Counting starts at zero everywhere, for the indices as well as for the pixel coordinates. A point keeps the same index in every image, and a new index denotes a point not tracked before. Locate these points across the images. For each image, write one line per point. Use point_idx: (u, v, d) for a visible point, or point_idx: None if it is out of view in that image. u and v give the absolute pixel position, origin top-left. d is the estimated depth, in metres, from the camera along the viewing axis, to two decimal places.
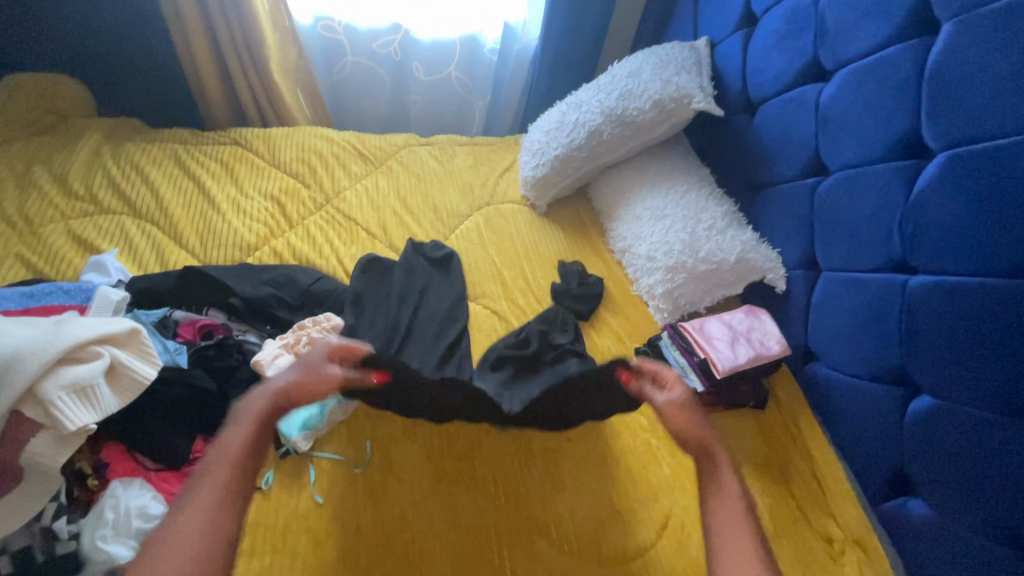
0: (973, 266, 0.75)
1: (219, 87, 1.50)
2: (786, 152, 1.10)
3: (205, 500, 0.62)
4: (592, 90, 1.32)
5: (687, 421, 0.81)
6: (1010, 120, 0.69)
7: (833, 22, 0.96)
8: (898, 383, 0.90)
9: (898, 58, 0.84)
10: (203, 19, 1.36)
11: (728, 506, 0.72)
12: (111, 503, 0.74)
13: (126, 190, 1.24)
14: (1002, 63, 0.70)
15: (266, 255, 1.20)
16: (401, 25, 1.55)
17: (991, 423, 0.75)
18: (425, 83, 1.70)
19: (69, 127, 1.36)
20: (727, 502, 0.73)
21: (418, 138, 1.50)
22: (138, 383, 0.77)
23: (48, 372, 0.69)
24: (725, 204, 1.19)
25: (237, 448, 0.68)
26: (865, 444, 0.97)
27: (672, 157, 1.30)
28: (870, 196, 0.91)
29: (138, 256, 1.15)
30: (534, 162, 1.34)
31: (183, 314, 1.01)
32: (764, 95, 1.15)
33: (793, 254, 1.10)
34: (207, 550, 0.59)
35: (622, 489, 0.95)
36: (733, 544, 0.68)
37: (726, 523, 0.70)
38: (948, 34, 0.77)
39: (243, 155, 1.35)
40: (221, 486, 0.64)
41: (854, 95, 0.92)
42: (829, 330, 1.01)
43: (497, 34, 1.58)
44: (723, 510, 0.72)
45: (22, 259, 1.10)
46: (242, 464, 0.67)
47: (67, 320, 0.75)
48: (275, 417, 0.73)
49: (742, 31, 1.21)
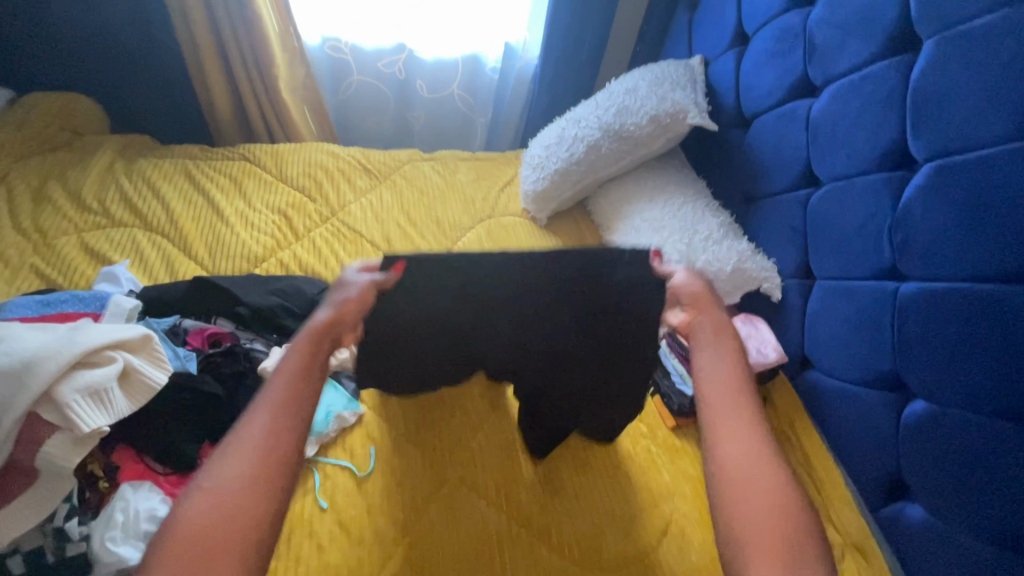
0: (959, 272, 0.77)
1: (228, 104, 1.55)
2: (779, 164, 1.13)
3: (264, 420, 0.64)
4: (591, 106, 1.36)
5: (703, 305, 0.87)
6: (990, 131, 0.72)
7: (821, 40, 1.00)
8: (892, 389, 0.91)
9: (883, 74, 0.88)
10: (215, 39, 1.41)
11: (722, 364, 0.79)
12: (121, 505, 0.76)
13: (137, 204, 1.28)
14: (981, 77, 0.73)
15: (273, 266, 1.23)
16: (406, 45, 1.60)
17: (983, 426, 0.76)
18: (428, 101, 1.75)
19: (83, 143, 1.41)
20: (726, 365, 0.79)
21: (421, 154, 1.54)
22: (149, 388, 0.80)
23: (65, 376, 0.71)
24: (721, 215, 1.22)
25: (293, 375, 0.70)
26: (862, 450, 0.98)
27: (669, 170, 1.33)
28: (860, 206, 0.94)
29: (149, 267, 1.18)
30: (534, 176, 1.38)
31: (193, 324, 1.03)
32: (757, 110, 1.18)
33: (788, 264, 1.12)
34: (263, 466, 0.61)
35: (622, 495, 0.96)
36: (731, 411, 0.73)
37: (725, 382, 0.76)
38: (931, 51, 0.80)
39: (251, 169, 1.39)
40: (279, 412, 0.65)
41: (843, 109, 0.96)
42: (825, 337, 1.03)
43: (499, 54, 1.63)
44: (726, 370, 0.78)
45: (36, 270, 1.13)
46: (296, 393, 0.68)
47: (82, 325, 0.78)
48: (323, 347, 0.75)
49: (735, 49, 1.26)
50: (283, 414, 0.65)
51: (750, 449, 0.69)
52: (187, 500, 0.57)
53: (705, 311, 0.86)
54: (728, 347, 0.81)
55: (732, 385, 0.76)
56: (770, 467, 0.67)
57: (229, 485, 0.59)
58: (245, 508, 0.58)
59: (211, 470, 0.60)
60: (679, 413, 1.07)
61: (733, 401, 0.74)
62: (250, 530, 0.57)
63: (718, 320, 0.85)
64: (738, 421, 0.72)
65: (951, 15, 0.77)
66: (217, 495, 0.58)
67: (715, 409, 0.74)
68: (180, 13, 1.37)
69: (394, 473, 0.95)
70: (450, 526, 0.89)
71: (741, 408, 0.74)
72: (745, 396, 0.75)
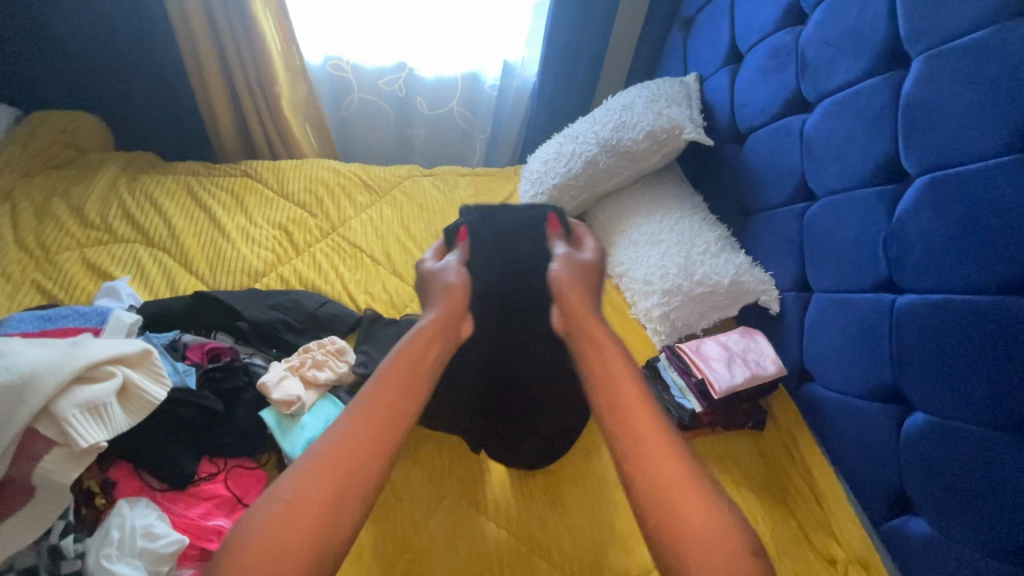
0: (955, 284, 0.78)
1: (231, 122, 1.57)
2: (774, 178, 1.15)
3: (359, 428, 0.70)
4: (588, 122, 1.38)
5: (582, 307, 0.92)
6: (982, 145, 0.73)
7: (813, 57, 1.02)
8: (892, 401, 0.91)
9: (874, 89, 0.89)
10: (219, 59, 1.44)
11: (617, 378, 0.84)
12: (117, 522, 0.76)
13: (139, 220, 1.29)
14: (970, 93, 0.75)
15: (273, 280, 1.23)
16: (406, 63, 1.63)
17: (984, 438, 0.76)
18: (428, 118, 1.77)
19: (87, 160, 1.42)
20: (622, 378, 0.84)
21: (421, 169, 1.56)
22: (147, 403, 0.80)
23: (65, 391, 0.72)
24: (718, 229, 1.23)
25: (397, 383, 0.77)
26: (864, 462, 0.98)
27: (666, 184, 1.35)
28: (855, 219, 0.95)
29: (150, 282, 1.18)
30: (532, 191, 1.40)
31: (192, 338, 1.03)
32: (751, 126, 1.20)
33: (785, 277, 1.13)
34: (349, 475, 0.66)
35: (623, 511, 0.95)
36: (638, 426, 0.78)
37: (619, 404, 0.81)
38: (920, 67, 0.82)
39: (253, 186, 1.41)
40: (372, 419, 0.72)
41: (836, 124, 0.97)
42: (823, 349, 1.03)
43: (497, 71, 1.66)
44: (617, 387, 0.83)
45: (37, 286, 1.13)
46: (393, 406, 0.74)
47: (82, 341, 0.78)
48: (428, 355, 0.83)
49: (729, 66, 1.29)
50: (370, 427, 0.71)
51: (668, 463, 0.74)
52: (266, 508, 0.62)
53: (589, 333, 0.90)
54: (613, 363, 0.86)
55: (626, 396, 0.81)
56: (682, 470, 0.73)
57: (310, 495, 0.63)
58: (322, 519, 0.62)
59: (301, 476, 0.65)
60: (681, 427, 1.08)
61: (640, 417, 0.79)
62: (321, 540, 0.61)
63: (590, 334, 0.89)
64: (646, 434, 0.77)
65: (939, 33, 0.79)
66: (296, 507, 0.62)
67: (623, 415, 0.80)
68: (185, 34, 1.40)
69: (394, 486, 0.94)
70: (450, 531, 0.90)
71: (645, 419, 0.79)
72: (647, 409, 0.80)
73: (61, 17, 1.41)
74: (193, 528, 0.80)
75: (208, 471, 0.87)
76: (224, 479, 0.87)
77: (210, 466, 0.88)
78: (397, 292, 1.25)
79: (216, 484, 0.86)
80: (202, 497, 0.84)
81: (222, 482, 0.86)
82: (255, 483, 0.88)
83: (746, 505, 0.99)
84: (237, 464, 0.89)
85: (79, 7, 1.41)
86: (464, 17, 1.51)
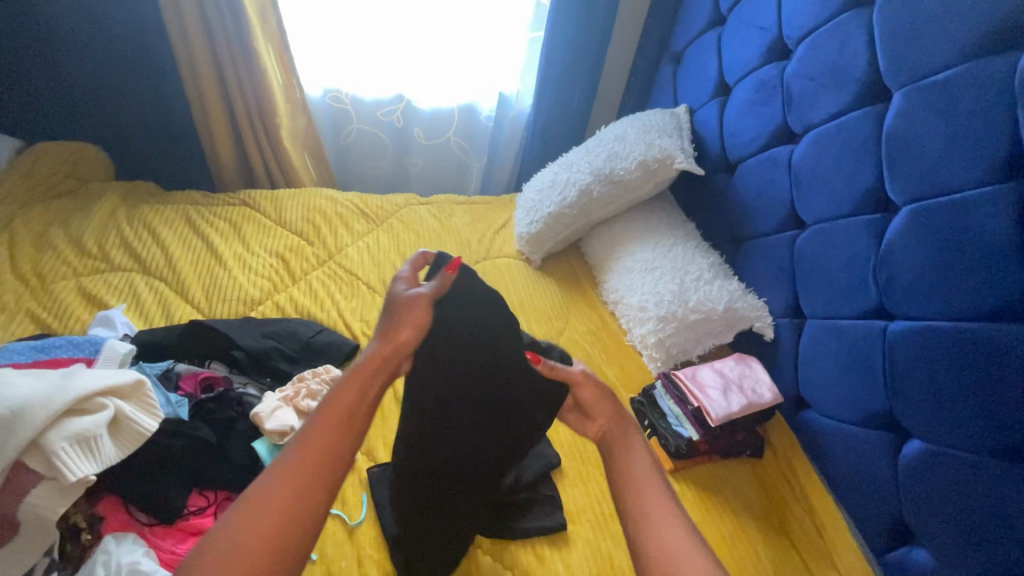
0: (943, 311, 0.79)
1: (232, 152, 1.60)
2: (764, 206, 1.17)
3: (305, 471, 0.62)
4: (582, 153, 1.42)
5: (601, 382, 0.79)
6: (964, 175, 0.75)
7: (797, 92, 1.05)
8: (888, 427, 0.91)
9: (858, 122, 0.92)
10: (220, 91, 1.48)
11: (638, 466, 0.72)
12: (103, 559, 0.75)
13: (137, 249, 1.30)
14: (950, 126, 0.77)
15: (268, 308, 1.23)
16: (404, 95, 1.67)
17: (981, 465, 0.76)
18: (425, 147, 1.80)
19: (87, 190, 1.44)
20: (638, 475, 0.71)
21: (418, 199, 1.58)
22: (139, 435, 0.79)
23: (56, 423, 0.71)
24: (711, 256, 1.24)
25: (335, 428, 0.66)
26: (862, 491, 0.97)
27: (659, 212, 1.37)
28: (844, 247, 0.97)
29: (145, 311, 1.18)
30: (528, 219, 1.42)
31: (186, 368, 1.01)
32: (741, 155, 1.23)
33: (778, 303, 1.14)
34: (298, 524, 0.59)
35: (621, 544, 0.93)
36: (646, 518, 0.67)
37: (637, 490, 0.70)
38: (900, 101, 0.85)
39: (251, 215, 1.42)
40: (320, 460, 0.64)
41: (822, 155, 1.00)
42: (818, 376, 1.03)
43: (493, 103, 1.70)
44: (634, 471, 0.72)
45: (32, 316, 1.13)
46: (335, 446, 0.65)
47: (76, 372, 0.78)
48: (368, 394, 0.70)
49: (718, 98, 1.33)
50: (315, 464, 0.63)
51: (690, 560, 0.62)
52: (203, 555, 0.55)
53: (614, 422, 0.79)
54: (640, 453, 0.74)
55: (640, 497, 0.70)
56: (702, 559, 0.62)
57: (249, 548, 0.56)
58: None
59: (239, 522, 0.57)
60: (677, 456, 1.06)
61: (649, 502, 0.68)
62: None
63: (626, 433, 0.77)
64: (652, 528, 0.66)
65: (915, 70, 0.82)
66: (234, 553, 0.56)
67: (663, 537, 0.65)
68: (189, 67, 1.44)
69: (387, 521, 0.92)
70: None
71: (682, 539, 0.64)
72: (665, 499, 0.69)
73: (69, 51, 1.46)
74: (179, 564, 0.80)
75: (197, 505, 0.86)
76: (214, 513, 0.86)
77: (200, 499, 0.87)
78: None
79: (205, 519, 0.85)
80: (191, 532, 0.83)
81: (211, 516, 0.85)
82: None
83: (747, 537, 0.97)
84: (228, 498, 0.88)
85: (87, 42, 1.46)
86: (458, 51, 1.56)
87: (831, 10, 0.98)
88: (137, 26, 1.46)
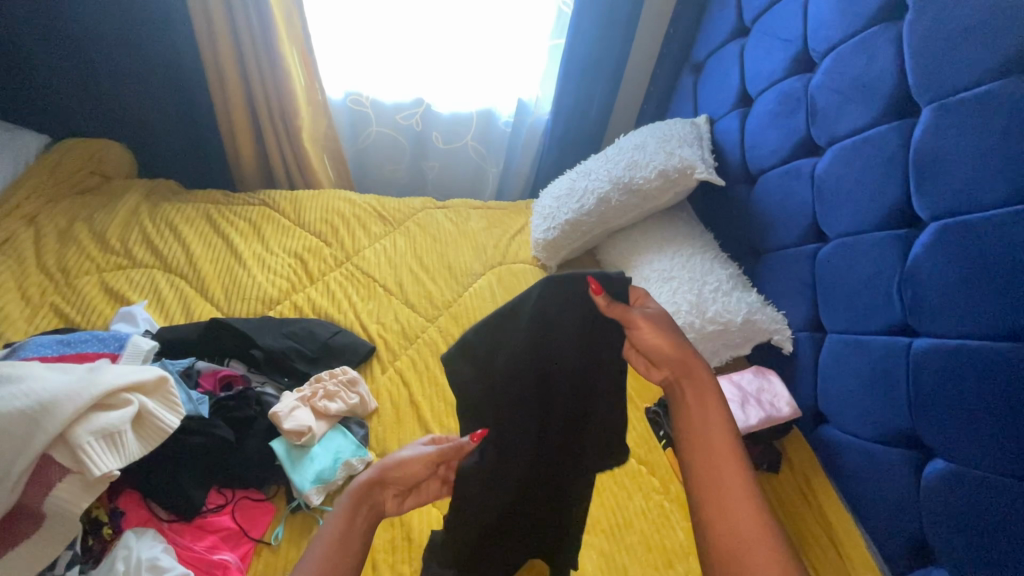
0: (970, 330, 0.78)
1: (253, 153, 1.62)
2: (784, 219, 1.17)
3: None
4: (601, 161, 1.42)
5: (655, 337, 0.73)
6: (993, 193, 0.74)
7: (822, 106, 1.05)
8: (909, 446, 0.89)
9: (883, 138, 0.92)
10: (244, 92, 1.50)
11: (706, 419, 0.72)
12: (123, 554, 0.77)
13: (158, 246, 1.31)
14: (982, 143, 0.76)
15: (287, 308, 1.24)
16: (423, 99, 1.68)
17: (1005, 489, 0.74)
18: (443, 151, 1.80)
19: (112, 187, 1.46)
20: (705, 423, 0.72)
21: (435, 202, 1.59)
22: (162, 431, 0.80)
23: (82, 418, 0.73)
24: (730, 266, 1.23)
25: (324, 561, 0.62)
26: (880, 509, 0.96)
27: (677, 221, 1.36)
28: (868, 262, 0.96)
29: (165, 307, 1.20)
30: (545, 226, 1.42)
31: (206, 365, 1.04)
32: (762, 167, 1.23)
33: (797, 316, 1.13)
34: None
35: (636, 555, 0.93)
36: (713, 471, 0.69)
37: (708, 450, 0.70)
38: (929, 116, 0.84)
39: (271, 215, 1.43)
40: None
41: (846, 170, 0.99)
42: (839, 391, 1.02)
43: (512, 109, 1.70)
44: (709, 431, 0.71)
45: (56, 309, 1.15)
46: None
47: (101, 367, 0.79)
48: (354, 523, 0.66)
49: (739, 109, 1.33)
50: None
51: (734, 500, 0.67)
52: None
53: (684, 374, 0.75)
54: (712, 414, 0.72)
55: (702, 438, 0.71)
56: (737, 506, 0.66)
57: None
58: None
59: None
60: None
61: (713, 458, 0.70)
62: None
63: (696, 371, 0.75)
64: (718, 489, 0.68)
65: (944, 86, 0.81)
66: None
67: (709, 470, 0.69)
68: (214, 69, 1.47)
69: (403, 524, 0.93)
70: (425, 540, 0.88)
71: (724, 474, 0.68)
72: (739, 465, 0.69)
73: (98, 49, 1.49)
74: (196, 560, 0.81)
75: (215, 503, 0.88)
76: (231, 511, 0.88)
77: (219, 497, 0.89)
78: (409, 323, 1.24)
79: (221, 517, 0.87)
80: (208, 530, 0.85)
81: (229, 514, 0.87)
82: (262, 516, 0.89)
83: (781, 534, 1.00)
84: (245, 496, 0.90)
85: (115, 42, 1.49)
86: (479, 56, 1.57)
87: (859, 24, 0.97)
88: (164, 27, 1.48)
